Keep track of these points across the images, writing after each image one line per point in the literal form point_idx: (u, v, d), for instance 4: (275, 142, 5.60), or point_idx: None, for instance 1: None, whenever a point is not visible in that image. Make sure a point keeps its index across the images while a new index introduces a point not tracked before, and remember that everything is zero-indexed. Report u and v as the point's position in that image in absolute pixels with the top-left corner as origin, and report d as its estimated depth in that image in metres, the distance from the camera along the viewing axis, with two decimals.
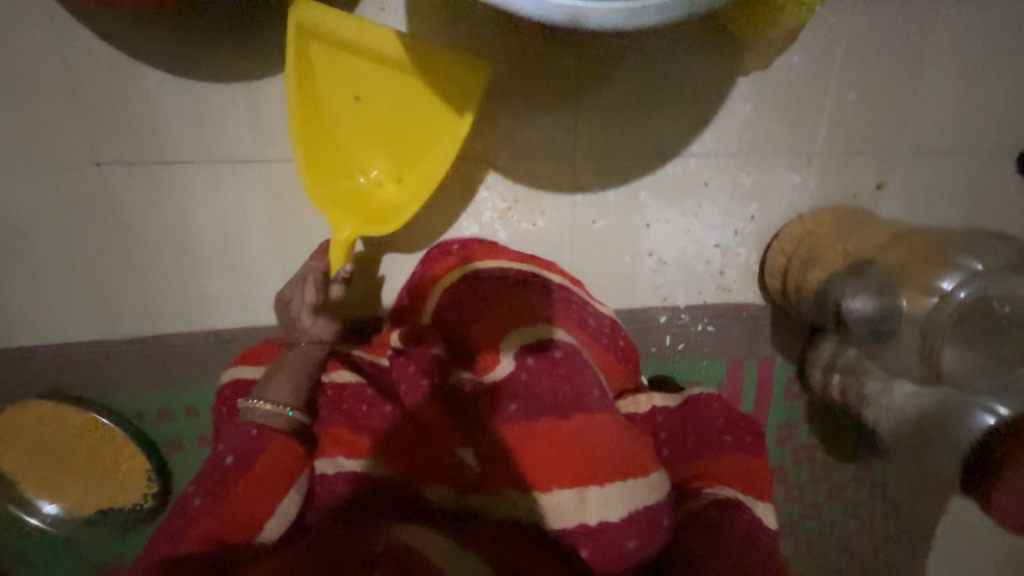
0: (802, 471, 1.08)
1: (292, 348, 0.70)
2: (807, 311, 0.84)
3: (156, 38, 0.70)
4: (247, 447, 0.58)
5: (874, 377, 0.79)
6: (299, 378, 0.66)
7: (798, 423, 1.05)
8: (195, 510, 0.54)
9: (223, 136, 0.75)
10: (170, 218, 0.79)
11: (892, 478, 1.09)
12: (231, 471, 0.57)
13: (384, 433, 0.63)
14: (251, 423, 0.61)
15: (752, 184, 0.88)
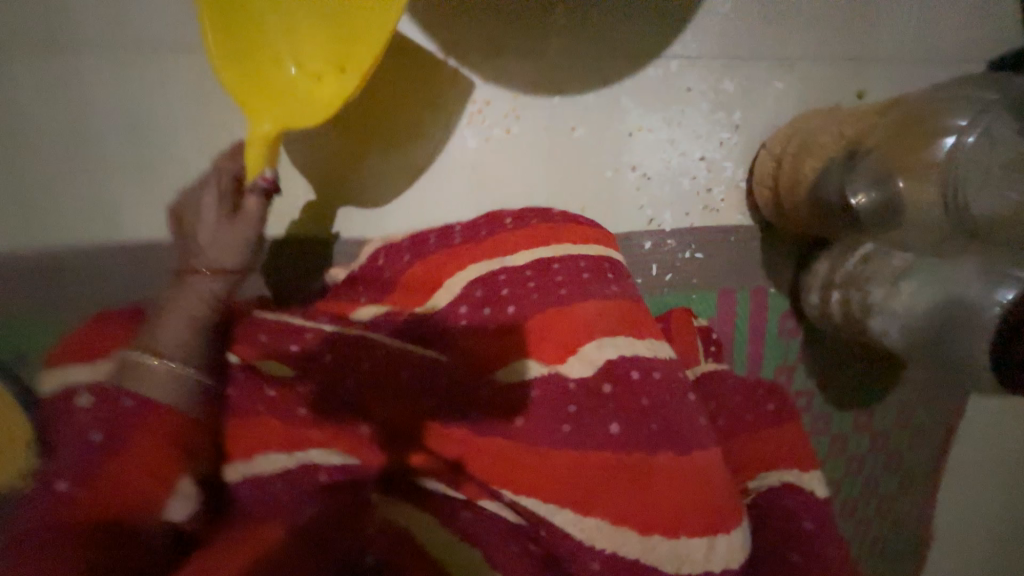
0: (804, 423, 1.00)
1: (179, 285, 0.57)
2: (803, 214, 0.79)
3: None
4: (117, 421, 0.47)
5: (877, 284, 0.75)
6: (192, 329, 0.54)
7: (794, 365, 0.97)
8: (59, 496, 0.43)
9: (151, 11, 0.69)
10: (74, 106, 0.69)
11: (893, 423, 1.03)
12: (101, 450, 0.45)
13: (366, 432, 0.53)
14: (127, 392, 0.48)
15: (736, 92, 0.82)
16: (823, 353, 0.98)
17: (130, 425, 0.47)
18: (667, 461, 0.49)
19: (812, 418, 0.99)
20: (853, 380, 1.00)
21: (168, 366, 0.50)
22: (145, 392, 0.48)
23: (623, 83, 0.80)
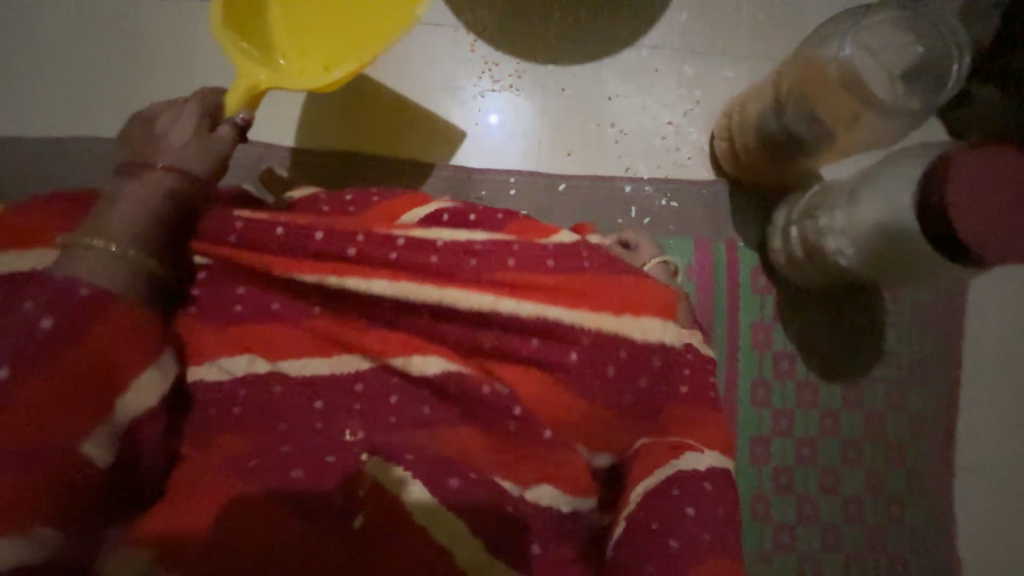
0: (787, 387, 0.99)
1: (130, 178, 0.60)
2: (756, 154, 0.91)
3: None
4: (72, 309, 0.51)
5: (828, 209, 0.84)
6: (137, 214, 0.58)
7: (773, 323, 1.00)
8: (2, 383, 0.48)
9: None
10: (191, 43, 0.98)
11: (882, 400, 1.01)
12: (54, 340, 0.50)
13: (348, 316, 0.63)
14: (79, 283, 0.53)
15: (695, 77, 1.03)
16: (802, 318, 1.00)
17: (91, 317, 0.51)
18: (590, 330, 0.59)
19: (795, 386, 0.99)
20: (836, 351, 1.00)
21: (112, 246, 0.56)
22: (76, 267, 0.54)
23: (605, 60, 1.02)
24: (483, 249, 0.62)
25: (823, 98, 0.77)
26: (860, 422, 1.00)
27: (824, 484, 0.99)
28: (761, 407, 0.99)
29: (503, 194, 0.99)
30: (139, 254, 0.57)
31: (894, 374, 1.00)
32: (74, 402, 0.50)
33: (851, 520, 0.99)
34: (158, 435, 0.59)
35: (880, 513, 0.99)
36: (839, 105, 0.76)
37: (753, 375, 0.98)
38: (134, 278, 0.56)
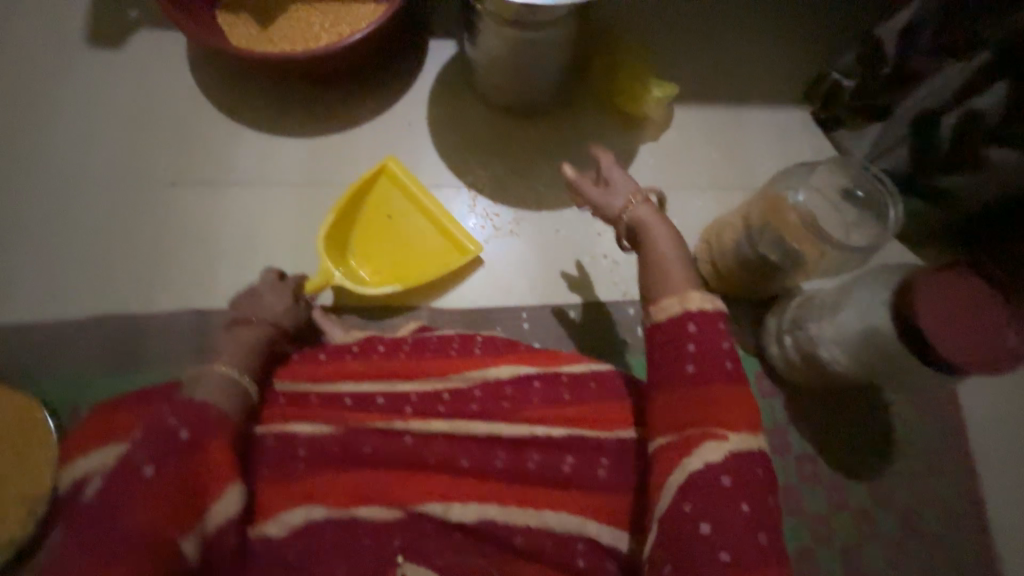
0: (814, 491, 1.00)
1: (249, 322, 0.82)
2: (736, 273, 1.02)
3: (259, 117, 1.16)
4: (202, 422, 0.66)
5: (813, 320, 0.93)
6: (248, 351, 0.79)
7: (786, 426, 1.03)
8: (150, 473, 0.61)
9: (277, 167, 1.13)
10: (215, 221, 1.08)
11: (913, 497, 1.00)
12: (187, 444, 0.64)
13: (382, 473, 0.73)
14: (207, 400, 0.69)
15: (669, 208, 1.18)
16: (815, 416, 1.03)
17: (208, 435, 0.66)
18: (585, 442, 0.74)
19: (823, 489, 1.00)
20: (855, 444, 1.02)
21: (228, 371, 0.74)
22: (204, 389, 0.71)
23: None
24: (513, 390, 0.79)
25: (779, 223, 0.88)
26: (901, 520, 0.99)
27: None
28: (793, 516, 0.99)
29: (517, 327, 1.06)
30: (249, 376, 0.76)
31: (918, 463, 1.02)
32: (193, 492, 0.64)
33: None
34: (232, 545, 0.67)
35: None
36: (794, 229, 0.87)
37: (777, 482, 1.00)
38: (239, 396, 0.73)
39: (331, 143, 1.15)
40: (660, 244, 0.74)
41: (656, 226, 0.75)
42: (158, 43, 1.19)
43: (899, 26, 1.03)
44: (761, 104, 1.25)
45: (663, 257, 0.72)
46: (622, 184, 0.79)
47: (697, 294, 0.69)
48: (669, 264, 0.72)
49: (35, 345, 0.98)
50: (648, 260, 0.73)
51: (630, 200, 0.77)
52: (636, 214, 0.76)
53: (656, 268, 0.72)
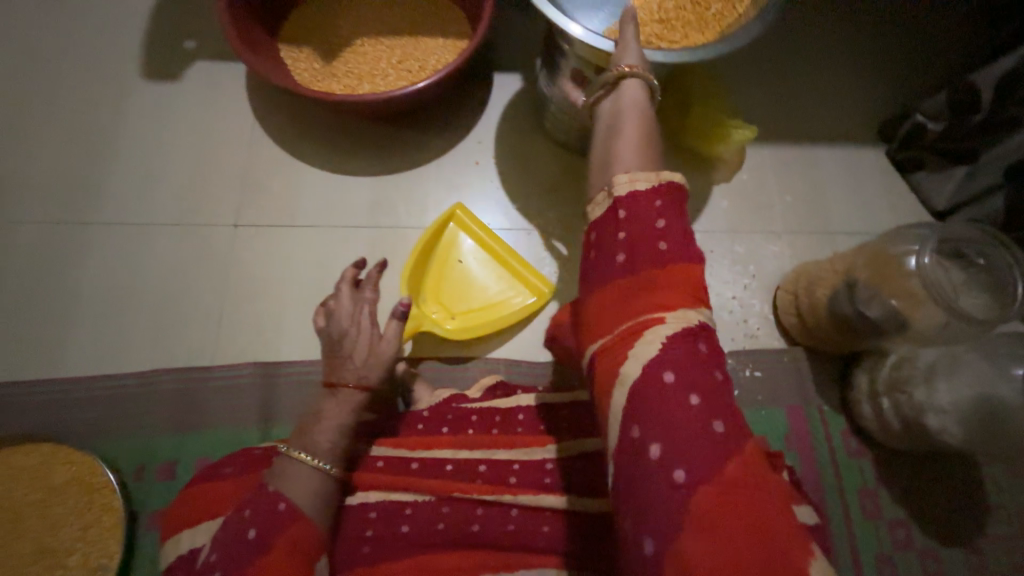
0: (911, 560, 0.95)
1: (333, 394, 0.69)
2: (827, 329, 0.97)
3: (321, 155, 1.11)
4: (271, 523, 0.59)
5: (917, 385, 0.88)
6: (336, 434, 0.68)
7: (878, 489, 0.99)
8: None
9: (342, 209, 1.08)
10: (278, 265, 1.03)
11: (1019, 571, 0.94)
12: (253, 548, 0.57)
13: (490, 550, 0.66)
14: (282, 497, 0.61)
15: (746, 254, 1.14)
16: (911, 483, 0.99)
17: (280, 535, 0.58)
18: None
19: (920, 558, 0.95)
20: (951, 514, 0.97)
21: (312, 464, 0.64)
22: (289, 487, 0.62)
23: None
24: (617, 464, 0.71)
25: (891, 280, 0.85)
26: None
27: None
28: None
29: None
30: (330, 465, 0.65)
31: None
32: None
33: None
34: None
35: None
36: (905, 294, 0.84)
37: (872, 550, 0.95)
38: (328, 493, 0.65)
39: (396, 183, 1.11)
40: (629, 132, 0.61)
41: (630, 102, 0.64)
42: (219, 74, 1.15)
43: (998, 73, 0.99)
44: (835, 146, 1.22)
45: (626, 147, 0.59)
46: (629, 59, 0.69)
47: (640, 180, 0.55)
48: (625, 141, 0.60)
49: (99, 398, 0.93)
50: (608, 128, 0.64)
51: (625, 69, 0.66)
52: (626, 91, 0.66)
53: (626, 156, 0.58)
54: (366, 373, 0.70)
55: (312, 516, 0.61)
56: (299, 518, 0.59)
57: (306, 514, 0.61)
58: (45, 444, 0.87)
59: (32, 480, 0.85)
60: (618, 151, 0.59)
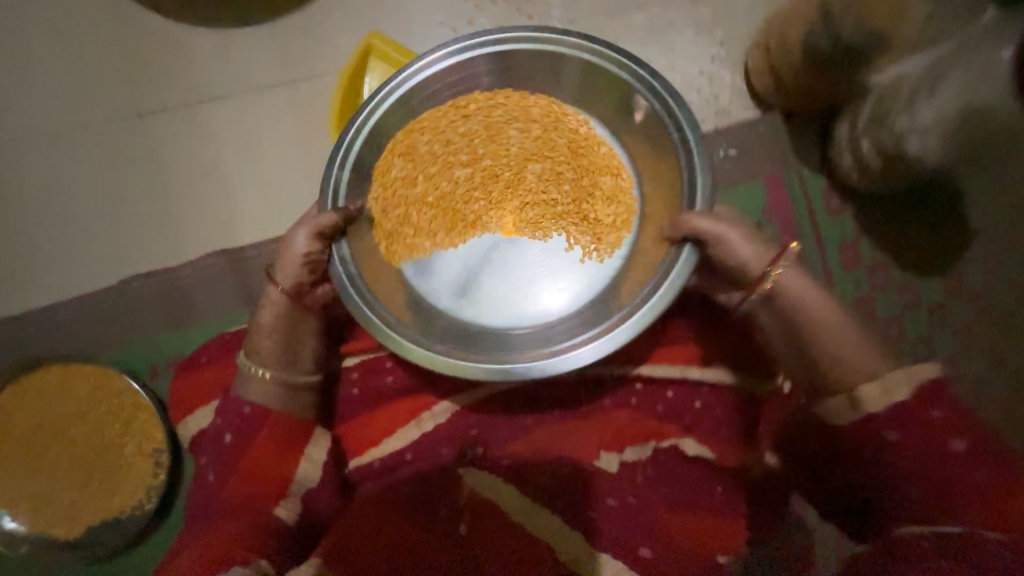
0: (888, 297, 0.99)
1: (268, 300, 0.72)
2: (802, 77, 0.88)
3: (201, 7, 0.95)
4: (242, 423, 0.69)
5: (898, 113, 0.78)
6: (280, 336, 0.72)
7: (856, 239, 0.99)
8: (215, 472, 0.68)
9: (244, 69, 0.95)
10: (200, 147, 0.95)
11: (989, 284, 0.98)
12: (230, 448, 0.68)
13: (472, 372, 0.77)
14: (245, 402, 0.69)
15: (712, 18, 1.00)
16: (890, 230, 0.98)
17: (254, 429, 0.68)
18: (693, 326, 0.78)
19: (896, 292, 0.99)
20: (929, 246, 0.98)
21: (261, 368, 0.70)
22: (256, 388, 0.70)
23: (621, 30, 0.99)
24: None
25: None
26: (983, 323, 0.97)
27: (970, 391, 0.97)
28: (870, 324, 0.98)
29: None
30: (271, 371, 0.70)
31: (1001, 263, 0.98)
32: (265, 471, 0.68)
33: (1014, 417, 0.96)
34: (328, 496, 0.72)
35: (1017, 394, 0.98)
36: (885, 3, 0.73)
37: (851, 296, 0.98)
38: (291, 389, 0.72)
39: (294, 23, 0.95)
40: (810, 312, 0.64)
41: (810, 304, 0.64)
42: None
43: None
44: None
45: (820, 329, 0.64)
46: (756, 254, 0.66)
47: (879, 386, 0.58)
48: (842, 358, 0.61)
49: (84, 314, 0.95)
50: (833, 359, 0.62)
51: (770, 267, 0.65)
52: (856, 384, 0.60)
53: (849, 351, 0.62)
54: (291, 276, 0.71)
55: (278, 413, 0.70)
56: (271, 410, 0.69)
57: (273, 407, 0.70)
58: (52, 366, 0.91)
59: (56, 399, 0.92)
60: (814, 346, 0.63)
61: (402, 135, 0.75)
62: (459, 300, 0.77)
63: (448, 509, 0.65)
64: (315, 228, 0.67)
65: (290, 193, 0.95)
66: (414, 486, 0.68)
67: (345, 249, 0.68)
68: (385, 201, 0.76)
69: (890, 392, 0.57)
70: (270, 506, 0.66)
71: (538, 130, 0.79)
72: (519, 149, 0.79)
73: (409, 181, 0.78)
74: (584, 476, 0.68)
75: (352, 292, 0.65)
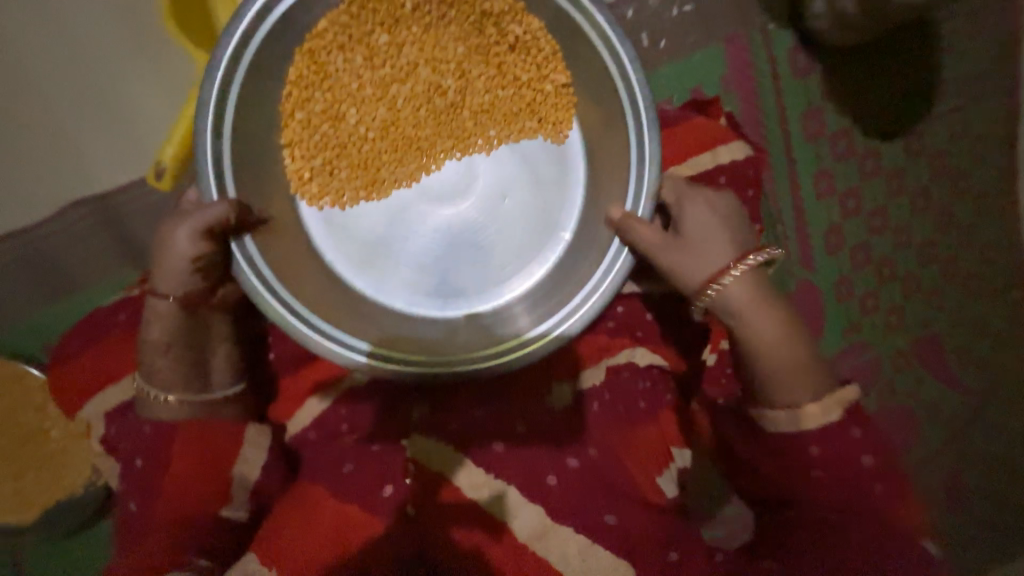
0: (849, 167, 0.97)
1: (153, 314, 0.60)
2: None
3: None
4: (149, 443, 0.61)
5: None
6: (175, 354, 0.60)
7: (821, 105, 0.94)
8: (134, 508, 0.62)
9: None
10: (27, 72, 0.77)
11: (937, 142, 1.00)
12: (142, 470, 0.61)
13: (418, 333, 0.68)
14: (145, 422, 0.61)
15: None
16: (848, 94, 0.95)
17: (163, 451, 0.61)
18: None
19: (857, 161, 0.97)
20: (887, 106, 0.97)
21: (164, 395, 0.61)
22: (162, 412, 0.61)
23: None
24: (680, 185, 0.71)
25: None
26: (909, 203, 1.00)
27: (884, 275, 1.01)
28: (830, 200, 0.97)
29: None
30: (180, 395, 0.61)
31: (936, 144, 1.00)
32: (191, 492, 0.61)
33: (919, 295, 1.02)
34: (277, 480, 0.68)
35: (962, 251, 1.03)
36: None
37: (816, 169, 0.95)
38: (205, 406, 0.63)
39: None
40: (764, 333, 0.58)
41: (767, 333, 0.58)
42: None
43: None
44: None
45: (773, 345, 0.58)
46: (722, 255, 0.59)
47: (818, 405, 0.56)
48: (784, 376, 0.57)
49: None
50: (769, 376, 0.58)
51: (736, 264, 0.58)
52: (796, 404, 0.57)
53: (790, 367, 0.57)
54: (179, 286, 0.58)
55: (199, 420, 0.62)
56: (184, 423, 0.61)
57: (181, 420, 0.61)
58: None
59: None
60: (760, 363, 0.58)
61: (305, 53, 0.61)
62: (395, 263, 0.66)
63: (403, 495, 0.62)
64: (197, 229, 0.55)
65: (160, 125, 0.81)
66: (363, 477, 0.63)
67: (262, 266, 0.55)
68: (299, 146, 0.63)
69: (804, 419, 0.56)
70: (212, 510, 0.62)
71: (464, 30, 0.64)
72: (459, 84, 0.65)
73: (319, 108, 0.63)
74: (546, 449, 0.64)
75: (293, 312, 0.55)
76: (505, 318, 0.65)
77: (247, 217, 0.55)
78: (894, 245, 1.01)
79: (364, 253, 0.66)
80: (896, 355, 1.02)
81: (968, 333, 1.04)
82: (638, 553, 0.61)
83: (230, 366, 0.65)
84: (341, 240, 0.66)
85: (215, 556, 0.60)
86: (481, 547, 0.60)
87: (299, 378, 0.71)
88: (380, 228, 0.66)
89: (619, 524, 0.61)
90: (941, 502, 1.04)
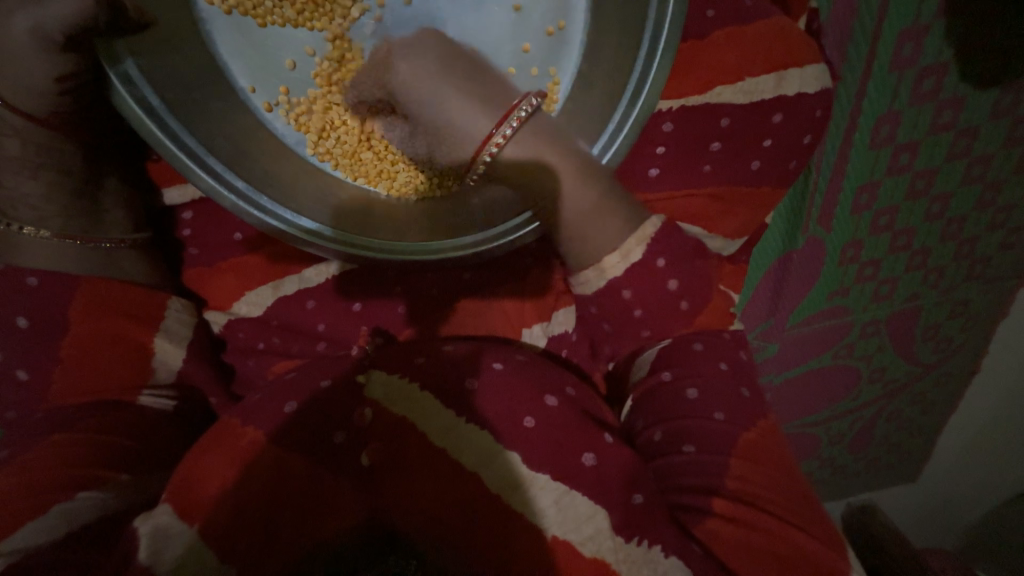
0: (923, 114, 0.79)
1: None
2: None
3: None
4: (40, 304, 0.51)
5: None
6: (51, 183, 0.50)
7: (926, 23, 0.71)
8: (23, 382, 0.51)
9: None
10: None
11: None
12: (30, 337, 0.51)
13: (415, 288, 0.63)
14: (28, 270, 0.51)
15: None
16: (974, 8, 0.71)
17: (60, 314, 0.52)
18: (727, 201, 0.59)
19: (935, 108, 0.78)
20: (1006, 42, 0.75)
21: (41, 235, 0.51)
22: (37, 254, 0.51)
23: None
24: (731, 118, 0.56)
25: None
26: (963, 169, 0.86)
27: (896, 245, 0.92)
28: (883, 153, 0.81)
29: None
30: (81, 239, 0.53)
31: None
32: (110, 372, 0.54)
33: (916, 271, 0.97)
34: (202, 376, 0.61)
35: (982, 235, 0.95)
36: None
37: (887, 106, 0.77)
38: (99, 259, 0.54)
39: None
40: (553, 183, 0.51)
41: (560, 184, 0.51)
42: None
43: None
44: None
45: (571, 198, 0.52)
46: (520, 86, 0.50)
47: (616, 255, 0.53)
48: (590, 228, 0.52)
49: None
50: (571, 229, 0.53)
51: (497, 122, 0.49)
52: (598, 257, 0.53)
53: (583, 222, 0.52)
54: (34, 97, 0.46)
55: (99, 276, 0.54)
56: (89, 279, 0.53)
57: (82, 272, 0.53)
58: None
59: None
60: (563, 214, 0.52)
61: None
62: (313, 100, 0.58)
63: (357, 446, 0.49)
64: (53, 29, 0.42)
65: None
66: (310, 418, 0.50)
67: (145, 88, 0.43)
68: None
69: (604, 268, 0.53)
70: (133, 397, 0.55)
71: None
72: None
73: None
74: (527, 382, 0.53)
75: (201, 163, 0.45)
76: (455, 209, 0.59)
77: (123, 17, 0.42)
78: (922, 218, 0.90)
79: (270, 72, 0.55)
80: (865, 324, 1.02)
81: (941, 314, 1.04)
82: (614, 497, 0.48)
83: (132, 220, 0.56)
84: (261, 78, 0.55)
85: (137, 469, 0.50)
86: (439, 502, 0.47)
87: (223, 270, 0.60)
88: (301, 53, 0.56)
89: (601, 468, 0.49)
90: (832, 440, 1.21)
